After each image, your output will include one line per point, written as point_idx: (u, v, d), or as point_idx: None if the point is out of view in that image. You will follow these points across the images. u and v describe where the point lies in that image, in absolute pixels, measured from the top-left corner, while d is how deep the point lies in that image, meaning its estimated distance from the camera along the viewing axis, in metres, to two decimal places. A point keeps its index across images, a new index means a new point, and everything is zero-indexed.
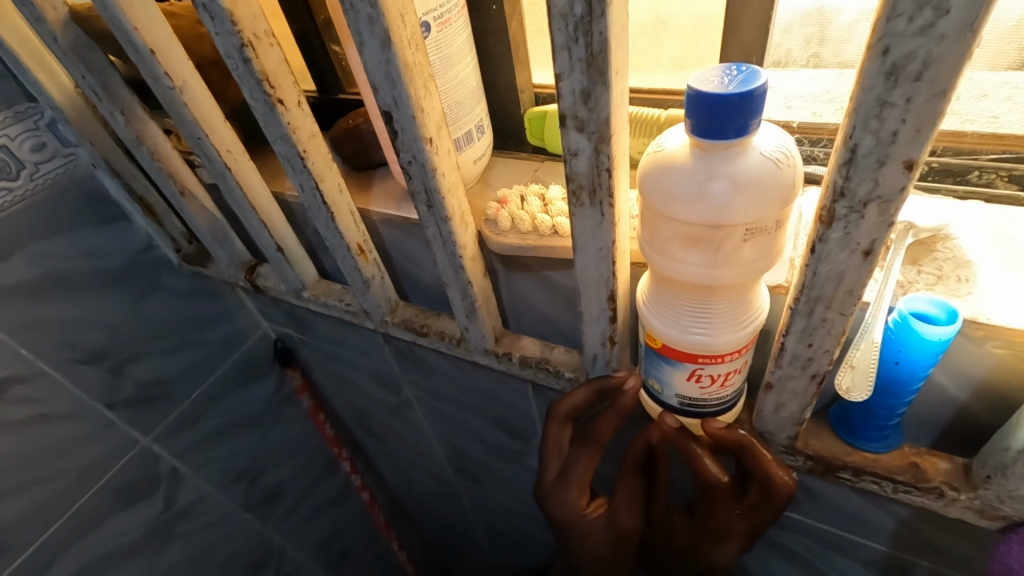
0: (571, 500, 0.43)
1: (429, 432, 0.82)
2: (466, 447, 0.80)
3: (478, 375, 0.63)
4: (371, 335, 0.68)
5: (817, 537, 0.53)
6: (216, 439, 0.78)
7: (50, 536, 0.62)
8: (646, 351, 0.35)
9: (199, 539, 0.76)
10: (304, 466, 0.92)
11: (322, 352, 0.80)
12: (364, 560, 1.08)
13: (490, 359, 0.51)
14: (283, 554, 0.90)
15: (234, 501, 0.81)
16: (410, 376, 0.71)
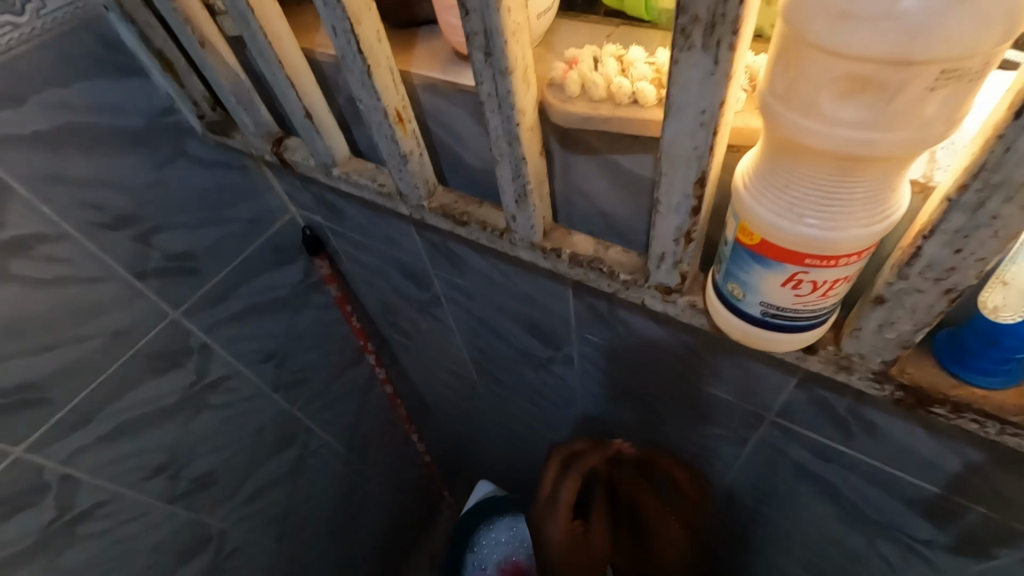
0: (561, 529, 0.57)
1: (457, 332, 0.80)
2: (494, 350, 0.78)
3: (517, 276, 0.59)
4: (405, 225, 0.64)
5: (861, 470, 0.51)
6: (246, 319, 0.77)
7: (88, 393, 0.63)
8: (733, 249, 0.30)
9: (230, 411, 0.79)
10: (331, 354, 0.92)
11: (352, 242, 0.76)
12: (384, 446, 1.13)
13: (535, 256, 0.46)
14: (309, 434, 0.94)
15: (264, 381, 0.82)
16: (443, 272, 0.68)
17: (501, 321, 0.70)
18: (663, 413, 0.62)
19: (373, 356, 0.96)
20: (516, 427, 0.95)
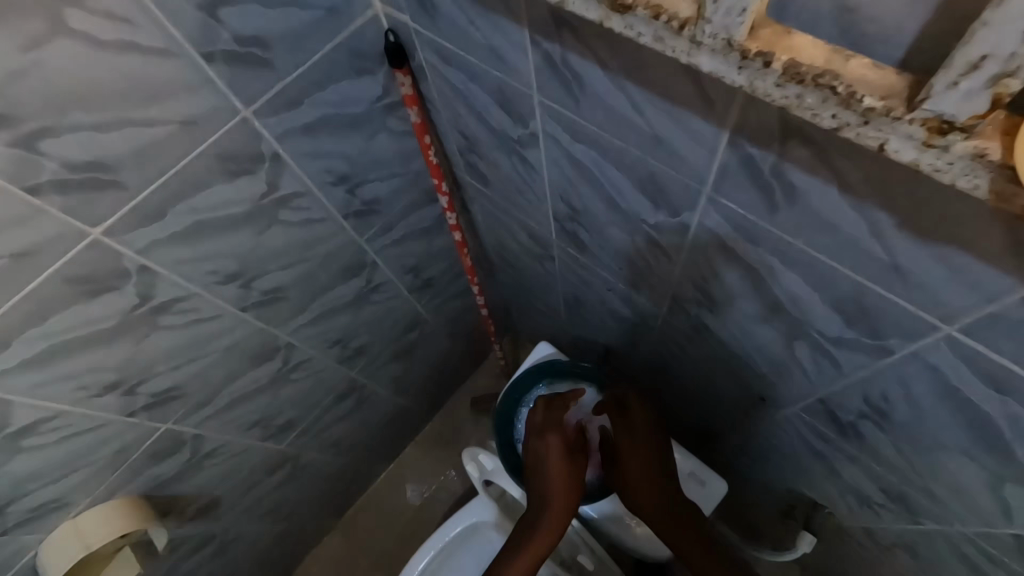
0: (546, 413, 0.92)
1: (537, 181, 0.80)
2: (573, 205, 0.76)
3: (660, 106, 0.49)
4: (516, 44, 0.57)
5: (1004, 385, 0.46)
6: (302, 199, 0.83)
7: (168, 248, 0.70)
8: None
9: (285, 275, 0.89)
10: (384, 218, 1.00)
11: (440, 51, 0.70)
12: (420, 276, 1.22)
13: (719, 65, 0.39)
14: (355, 299, 1.08)
15: (308, 258, 0.91)
16: (551, 108, 0.61)
17: (557, 179, 0.74)
18: (808, 292, 0.54)
19: (446, 200, 1.02)
20: (580, 291, 1.05)
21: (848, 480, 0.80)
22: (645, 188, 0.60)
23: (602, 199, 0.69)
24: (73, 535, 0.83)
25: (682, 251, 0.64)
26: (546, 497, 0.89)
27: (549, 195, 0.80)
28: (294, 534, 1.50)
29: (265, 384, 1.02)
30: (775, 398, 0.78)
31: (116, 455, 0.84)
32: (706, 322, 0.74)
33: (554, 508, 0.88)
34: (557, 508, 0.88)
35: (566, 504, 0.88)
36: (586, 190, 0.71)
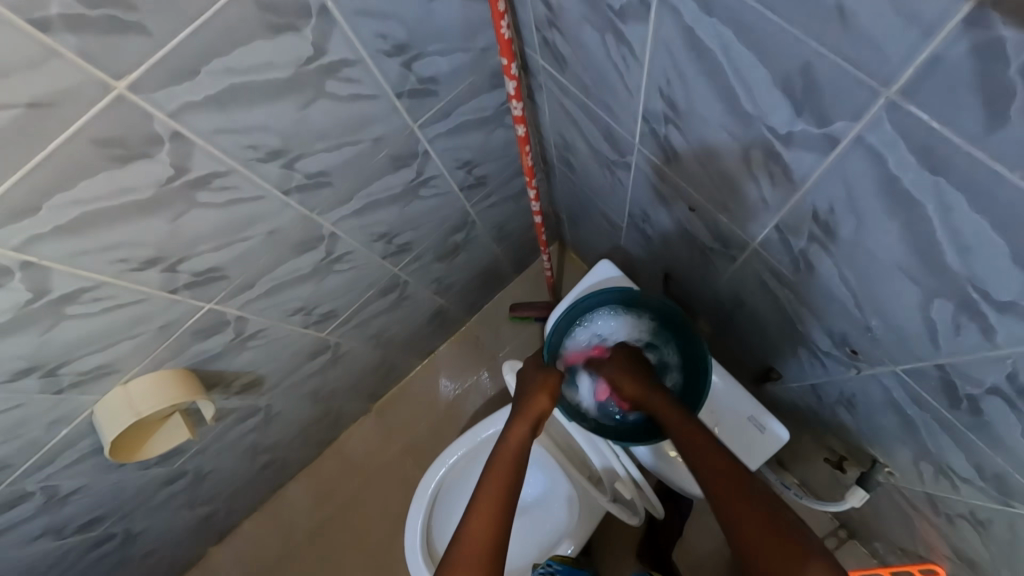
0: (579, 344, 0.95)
1: (632, 68, 0.65)
2: (676, 101, 0.62)
3: None
4: None
5: None
6: (353, 66, 0.71)
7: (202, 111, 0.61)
8: None
9: (332, 157, 0.80)
10: (441, 99, 0.88)
11: None
12: (473, 172, 1.11)
13: None
14: (404, 191, 1.00)
15: (357, 139, 0.81)
16: None
17: (659, 67, 0.60)
18: (986, 245, 0.42)
19: (514, 85, 0.87)
20: (653, 206, 0.93)
21: (931, 449, 0.72)
22: (788, 85, 0.46)
23: (716, 96, 0.56)
24: (125, 399, 0.85)
25: (813, 172, 0.51)
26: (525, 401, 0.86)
27: (643, 87, 0.66)
28: (333, 413, 1.57)
29: (308, 272, 0.98)
30: (872, 355, 0.68)
31: (162, 330, 0.83)
32: (813, 259, 0.63)
33: (531, 411, 0.85)
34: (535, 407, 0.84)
35: (543, 409, 0.85)
36: (698, 82, 0.56)
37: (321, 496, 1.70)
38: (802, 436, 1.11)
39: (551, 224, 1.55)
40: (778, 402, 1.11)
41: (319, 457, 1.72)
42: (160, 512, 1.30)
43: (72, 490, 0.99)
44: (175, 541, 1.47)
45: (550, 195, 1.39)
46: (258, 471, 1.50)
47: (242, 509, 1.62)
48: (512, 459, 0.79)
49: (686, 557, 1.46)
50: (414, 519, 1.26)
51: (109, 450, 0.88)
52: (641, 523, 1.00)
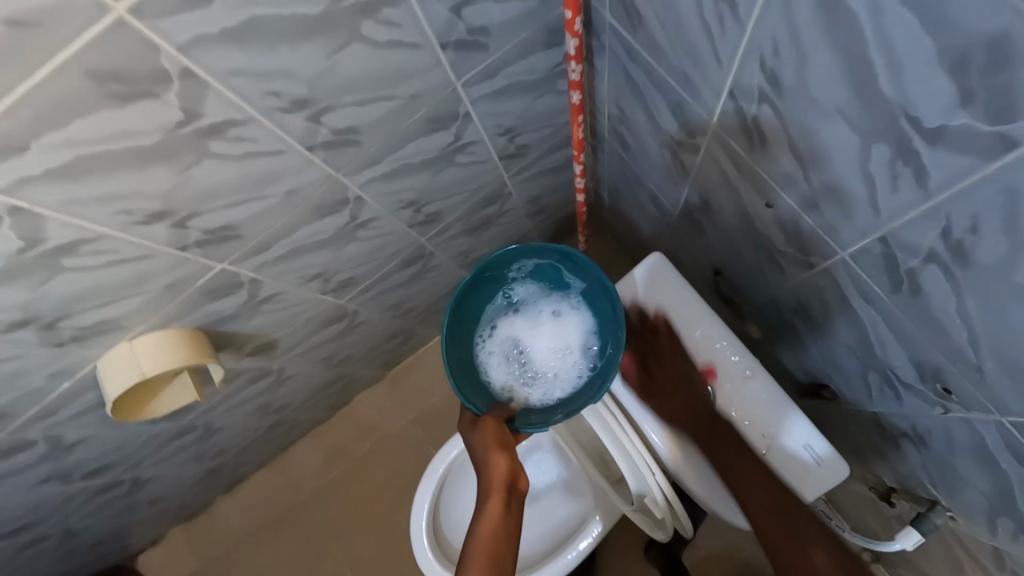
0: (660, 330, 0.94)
1: (728, 32, 0.54)
2: (781, 75, 0.51)
3: None
4: None
5: None
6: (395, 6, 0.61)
7: (222, 49, 0.53)
8: None
9: (365, 112, 0.71)
10: (491, 55, 0.77)
11: None
12: (516, 139, 1.01)
13: None
14: (440, 155, 0.91)
15: (394, 93, 0.72)
16: None
17: (768, 31, 0.49)
18: None
19: (576, 43, 0.76)
20: (719, 197, 0.82)
21: (1020, 507, 0.63)
22: (960, 66, 0.35)
23: (842, 72, 0.44)
24: (128, 357, 0.80)
25: (963, 180, 0.41)
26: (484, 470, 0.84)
27: (739, 56, 0.55)
28: (347, 378, 1.52)
29: (330, 237, 0.90)
30: (972, 397, 0.58)
31: (169, 288, 0.76)
32: (923, 282, 0.52)
33: (495, 483, 0.82)
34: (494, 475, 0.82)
35: (502, 469, 0.81)
36: (819, 53, 0.45)
37: (330, 458, 1.68)
38: (847, 459, 1.02)
39: (590, 202, 1.44)
40: (825, 422, 1.01)
41: (330, 419, 1.70)
42: (169, 463, 1.28)
43: (77, 440, 0.96)
44: (183, 490, 1.46)
45: (593, 172, 1.28)
46: (268, 429, 1.47)
47: (251, 464, 1.61)
48: (495, 547, 0.77)
49: (697, 560, 1.40)
50: (422, 496, 1.22)
51: (111, 407, 0.83)
52: (667, 538, 0.92)
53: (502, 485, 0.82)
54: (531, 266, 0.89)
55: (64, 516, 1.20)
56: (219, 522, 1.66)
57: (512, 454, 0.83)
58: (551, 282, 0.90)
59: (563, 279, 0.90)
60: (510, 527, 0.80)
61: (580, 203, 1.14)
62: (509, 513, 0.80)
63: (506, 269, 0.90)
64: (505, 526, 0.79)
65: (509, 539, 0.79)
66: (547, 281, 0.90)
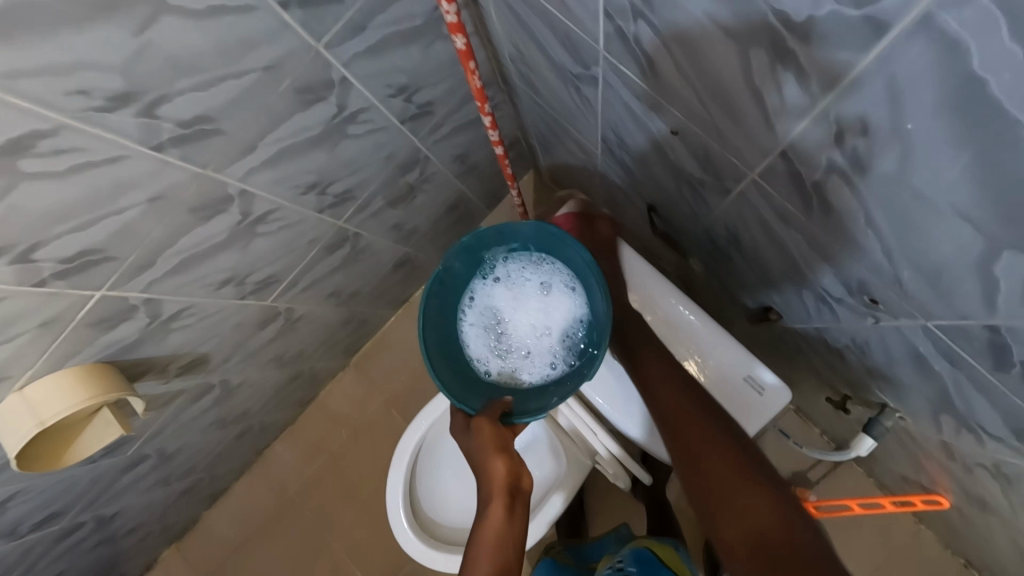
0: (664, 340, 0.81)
1: None
2: None
3: None
4: None
5: None
6: None
7: None
8: None
9: (213, 96, 0.62)
10: (350, 5, 0.68)
11: None
12: (415, 96, 0.92)
13: None
14: (327, 130, 0.82)
15: (241, 68, 0.62)
16: None
17: None
18: None
19: None
20: (630, 130, 0.75)
21: (959, 405, 0.62)
22: None
23: None
24: (24, 408, 0.73)
25: (843, 79, 0.36)
26: (481, 473, 0.73)
27: None
28: (306, 374, 1.47)
29: (225, 240, 0.82)
30: (899, 307, 0.55)
31: (44, 329, 0.69)
32: (831, 197, 0.48)
33: (495, 487, 0.71)
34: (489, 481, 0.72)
35: (501, 477, 0.71)
36: None
37: (307, 455, 1.64)
38: (803, 372, 1.01)
39: (522, 151, 1.36)
40: (777, 341, 0.99)
41: (300, 417, 1.66)
42: (131, 494, 1.23)
43: (8, 496, 0.90)
44: (159, 515, 1.43)
45: (515, 119, 1.19)
46: (234, 440, 1.43)
47: (228, 475, 1.57)
48: (499, 560, 0.67)
49: (681, 488, 1.40)
50: (394, 481, 1.20)
51: (20, 462, 0.76)
52: (626, 486, 0.95)
53: (503, 491, 0.70)
54: (498, 244, 0.82)
55: (31, 568, 1.15)
56: (208, 536, 1.64)
57: (511, 453, 0.72)
58: (525, 256, 0.84)
59: (537, 251, 0.83)
60: (515, 535, 0.69)
61: (501, 157, 1.06)
62: (512, 522, 0.69)
63: (490, 247, 0.83)
64: (511, 541, 0.68)
65: (513, 548, 0.69)
66: (523, 258, 0.84)
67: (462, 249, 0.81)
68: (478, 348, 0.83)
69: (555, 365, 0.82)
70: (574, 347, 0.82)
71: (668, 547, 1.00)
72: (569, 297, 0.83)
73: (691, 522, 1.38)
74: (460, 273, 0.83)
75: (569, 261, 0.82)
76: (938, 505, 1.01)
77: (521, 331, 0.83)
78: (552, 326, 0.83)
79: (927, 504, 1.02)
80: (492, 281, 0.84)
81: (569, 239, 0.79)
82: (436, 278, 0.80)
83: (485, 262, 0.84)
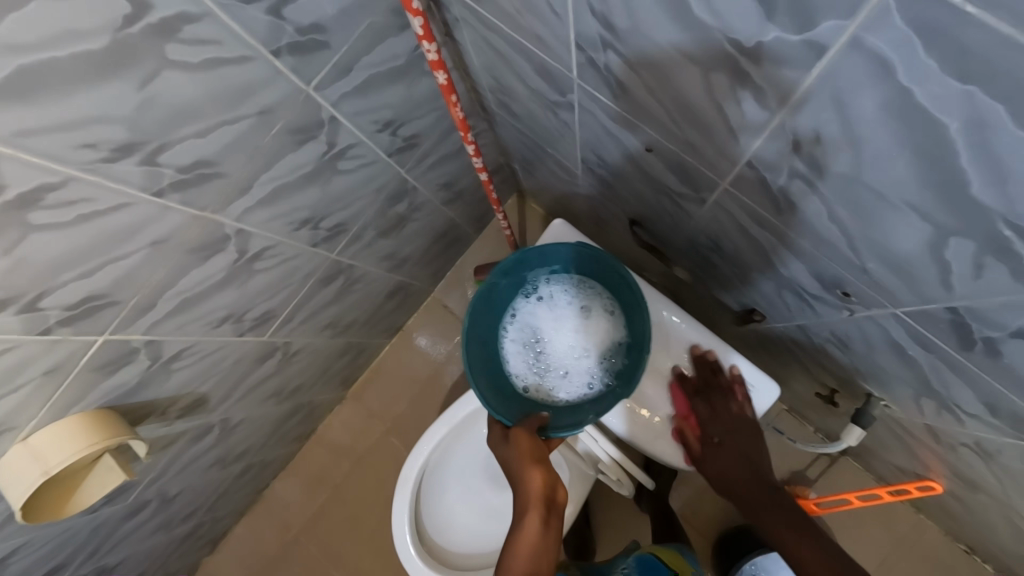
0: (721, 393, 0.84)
1: None
2: (616, 18, 0.48)
3: None
4: None
5: None
6: (194, 21, 0.55)
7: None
8: None
9: (210, 141, 0.65)
10: (336, 50, 0.72)
11: None
12: (401, 129, 0.96)
13: None
14: (319, 166, 0.85)
15: (236, 113, 0.66)
16: None
17: None
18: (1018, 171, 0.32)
19: (421, 23, 0.70)
20: (608, 150, 0.80)
21: (936, 387, 0.65)
22: None
23: (662, 5, 0.42)
24: (27, 458, 0.73)
25: (795, 94, 0.40)
26: (516, 483, 0.73)
27: (571, 5, 0.52)
28: (304, 409, 1.47)
29: (223, 278, 0.84)
30: (870, 298, 0.59)
31: (48, 377, 0.70)
32: (797, 199, 0.52)
33: (531, 497, 0.71)
34: (525, 489, 0.72)
35: (537, 485, 0.72)
36: None
37: (308, 491, 1.63)
38: (792, 370, 1.05)
39: (505, 176, 1.41)
40: (764, 341, 1.03)
41: (300, 452, 1.64)
42: (132, 543, 1.21)
43: (9, 553, 0.89)
44: (160, 564, 1.40)
45: (498, 146, 1.24)
46: (234, 481, 1.41)
47: (229, 517, 1.55)
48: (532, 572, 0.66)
49: (685, 496, 1.41)
50: (400, 508, 1.20)
51: (24, 513, 0.76)
52: (630, 492, 0.97)
53: (539, 500, 0.71)
54: (541, 266, 0.86)
55: None
56: None
57: (549, 466, 0.74)
58: (567, 279, 0.88)
59: (578, 275, 0.88)
60: (548, 549, 0.68)
61: (487, 182, 1.10)
62: (547, 534, 0.69)
63: (534, 269, 0.87)
64: (545, 553, 0.68)
65: (548, 561, 0.68)
66: (564, 280, 0.88)
67: (509, 270, 0.85)
68: (519, 364, 0.86)
69: (591, 385, 0.85)
70: (611, 368, 0.85)
71: (675, 553, 1.01)
72: (609, 320, 0.87)
73: (697, 529, 1.39)
74: (504, 292, 0.86)
75: (610, 285, 0.87)
76: (932, 491, 1.03)
77: (560, 349, 0.86)
78: (593, 347, 0.86)
79: (921, 491, 1.04)
80: (535, 300, 0.88)
81: (613, 266, 0.84)
82: (483, 295, 0.83)
83: (528, 282, 0.88)
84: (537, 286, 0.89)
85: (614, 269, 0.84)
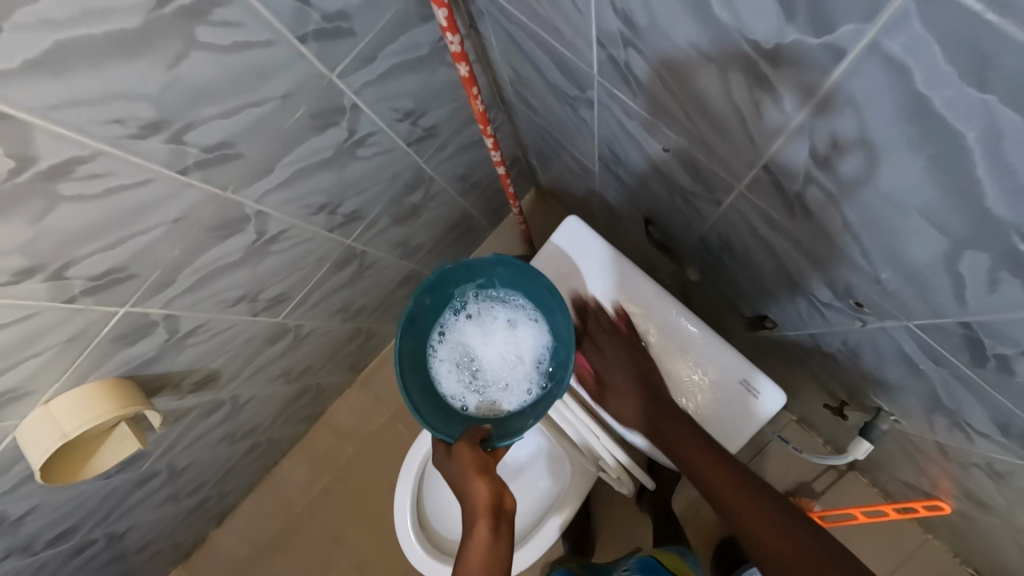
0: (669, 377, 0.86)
1: None
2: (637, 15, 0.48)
3: None
4: None
5: None
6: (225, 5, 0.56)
7: (36, 83, 0.49)
8: None
9: (234, 123, 0.67)
10: (361, 38, 0.73)
11: None
12: (421, 119, 0.97)
13: None
14: (338, 152, 0.86)
15: (261, 96, 0.67)
16: None
17: None
18: None
19: (445, 13, 0.71)
20: (625, 149, 0.80)
21: (946, 402, 0.64)
22: None
23: (683, 5, 0.43)
24: (47, 421, 0.75)
25: (812, 97, 0.40)
26: (463, 495, 0.75)
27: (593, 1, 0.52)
28: (313, 390, 1.50)
29: (240, 257, 0.86)
30: (882, 308, 0.58)
31: (70, 344, 0.72)
32: (811, 204, 0.52)
33: (479, 510, 0.73)
34: (472, 502, 0.74)
35: (483, 498, 0.73)
36: None
37: (314, 472, 1.66)
38: (801, 379, 1.04)
39: (522, 170, 1.41)
40: (774, 349, 1.02)
41: (308, 433, 1.68)
42: (143, 510, 1.25)
43: (26, 511, 0.93)
44: (168, 533, 1.44)
45: (516, 140, 1.24)
46: (243, 457, 1.45)
47: (236, 493, 1.59)
48: None
49: (686, 499, 1.40)
50: (404, 492, 1.22)
51: (42, 474, 0.79)
52: (631, 493, 0.97)
53: (486, 512, 0.73)
54: (463, 281, 0.87)
55: None
56: (215, 555, 1.65)
57: (492, 475, 0.75)
58: (489, 292, 0.88)
59: (501, 285, 0.88)
60: (500, 556, 0.71)
61: (503, 176, 1.10)
62: (498, 543, 0.72)
63: (454, 286, 0.87)
64: (496, 561, 0.71)
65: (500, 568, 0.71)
66: (486, 293, 0.88)
67: (429, 290, 0.85)
68: (450, 381, 0.86)
69: (530, 390, 0.86)
70: (545, 371, 0.86)
71: (677, 557, 1.01)
72: (536, 326, 0.87)
73: (697, 533, 1.38)
74: (429, 313, 0.86)
75: (530, 291, 0.86)
76: (940, 510, 1.02)
77: (493, 362, 0.87)
78: (523, 354, 0.87)
79: (929, 510, 1.05)
80: (462, 319, 0.88)
81: (528, 271, 0.84)
82: (407, 319, 0.83)
83: (453, 300, 0.88)
84: (461, 304, 0.89)
85: (531, 275, 0.84)
